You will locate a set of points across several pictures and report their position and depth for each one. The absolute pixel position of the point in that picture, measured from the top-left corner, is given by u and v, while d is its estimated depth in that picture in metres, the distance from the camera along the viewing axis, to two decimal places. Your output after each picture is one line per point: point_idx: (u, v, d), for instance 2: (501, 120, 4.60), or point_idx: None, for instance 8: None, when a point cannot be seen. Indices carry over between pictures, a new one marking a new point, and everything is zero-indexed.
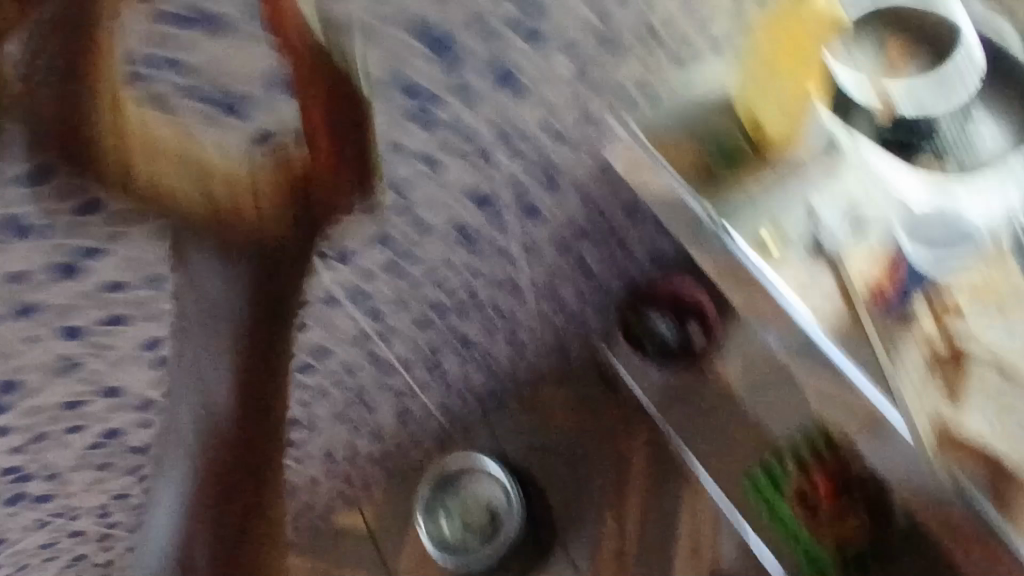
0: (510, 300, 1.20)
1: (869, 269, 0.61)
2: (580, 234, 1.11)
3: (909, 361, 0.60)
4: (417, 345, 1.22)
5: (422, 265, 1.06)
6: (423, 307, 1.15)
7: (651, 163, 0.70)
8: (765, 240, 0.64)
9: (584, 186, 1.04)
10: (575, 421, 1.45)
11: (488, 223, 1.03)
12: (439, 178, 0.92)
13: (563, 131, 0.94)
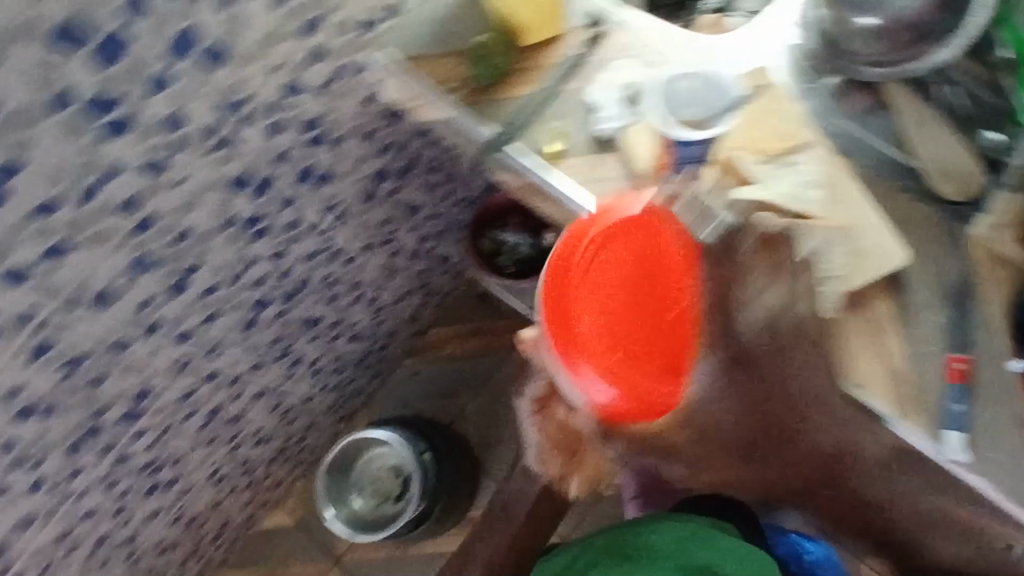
0: (345, 266, 1.09)
1: (648, 142, 0.76)
2: (384, 177, 1.03)
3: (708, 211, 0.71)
4: (269, 351, 1.07)
5: (220, 273, 0.88)
6: (248, 318, 0.98)
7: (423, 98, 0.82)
8: (551, 149, 0.79)
9: (363, 126, 0.92)
10: (464, 351, 1.46)
11: (280, 209, 0.90)
12: (199, 185, 0.78)
13: (304, 75, 0.79)
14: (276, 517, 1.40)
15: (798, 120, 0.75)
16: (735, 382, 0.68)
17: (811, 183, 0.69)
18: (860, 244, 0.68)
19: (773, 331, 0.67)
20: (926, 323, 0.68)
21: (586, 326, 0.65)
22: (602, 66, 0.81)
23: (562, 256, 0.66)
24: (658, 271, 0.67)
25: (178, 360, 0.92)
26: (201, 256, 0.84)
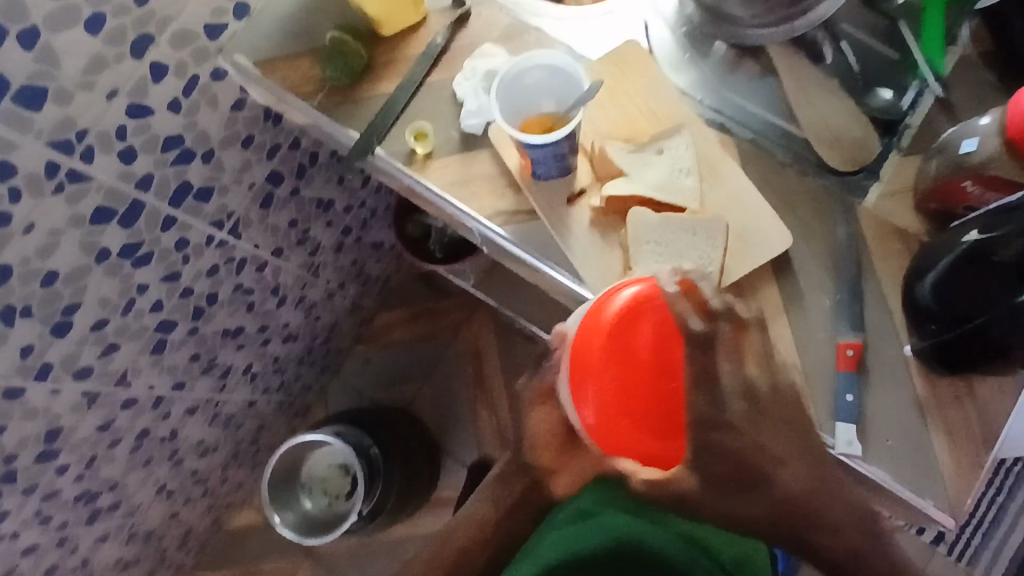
0: (257, 273, 1.05)
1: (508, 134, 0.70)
2: (279, 178, 0.98)
3: (576, 211, 0.67)
4: (191, 367, 1.04)
5: (106, 306, 0.85)
6: (155, 341, 0.95)
7: (287, 102, 0.77)
8: (417, 145, 0.72)
9: (236, 132, 0.87)
10: (412, 334, 1.43)
11: (161, 233, 0.86)
12: (56, 227, 0.73)
13: (150, 97, 0.74)
14: (243, 516, 1.41)
15: (677, 96, 0.68)
16: (714, 451, 0.57)
17: (684, 171, 0.64)
18: (738, 231, 0.63)
19: (750, 393, 0.58)
20: (815, 307, 0.64)
21: (620, 425, 0.56)
22: (473, 54, 0.74)
23: (591, 337, 0.56)
24: (651, 342, 0.56)
25: (85, 396, 0.90)
26: (81, 295, 0.81)
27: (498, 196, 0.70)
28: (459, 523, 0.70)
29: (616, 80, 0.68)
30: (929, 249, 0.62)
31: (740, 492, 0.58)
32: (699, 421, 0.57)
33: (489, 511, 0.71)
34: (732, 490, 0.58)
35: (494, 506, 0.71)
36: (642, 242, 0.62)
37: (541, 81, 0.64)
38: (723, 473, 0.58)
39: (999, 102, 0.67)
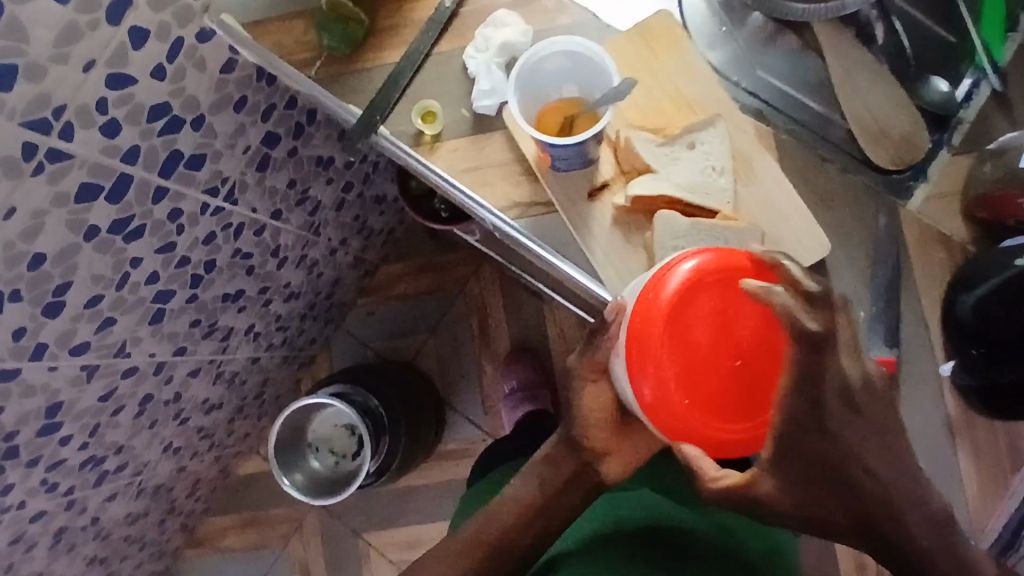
0: (256, 236, 1.00)
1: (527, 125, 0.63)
2: (275, 140, 0.92)
3: (597, 207, 0.62)
4: (191, 332, 1.02)
5: (99, 282, 0.81)
6: (152, 312, 0.92)
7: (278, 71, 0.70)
8: (426, 126, 0.67)
9: (228, 95, 0.80)
10: (416, 288, 1.39)
11: (153, 205, 0.81)
12: (39, 209, 0.68)
13: (132, 65, 0.67)
14: (251, 464, 1.43)
15: (715, 80, 0.61)
16: (802, 454, 0.53)
17: (717, 170, 0.59)
18: (773, 239, 0.58)
19: (845, 389, 0.52)
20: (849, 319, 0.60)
21: (682, 410, 0.53)
22: (485, 21, 0.67)
23: (654, 317, 0.52)
24: (716, 318, 0.53)
25: (85, 369, 0.87)
26: (71, 274, 0.77)
27: (513, 185, 0.65)
28: (497, 509, 0.68)
29: (647, 57, 0.62)
30: (978, 260, 0.59)
31: (827, 499, 0.54)
32: (795, 425, 0.52)
33: (532, 494, 0.67)
34: (811, 489, 0.54)
35: (539, 488, 0.67)
36: (666, 247, 0.58)
37: (560, 68, 0.59)
38: (808, 476, 0.54)
39: None
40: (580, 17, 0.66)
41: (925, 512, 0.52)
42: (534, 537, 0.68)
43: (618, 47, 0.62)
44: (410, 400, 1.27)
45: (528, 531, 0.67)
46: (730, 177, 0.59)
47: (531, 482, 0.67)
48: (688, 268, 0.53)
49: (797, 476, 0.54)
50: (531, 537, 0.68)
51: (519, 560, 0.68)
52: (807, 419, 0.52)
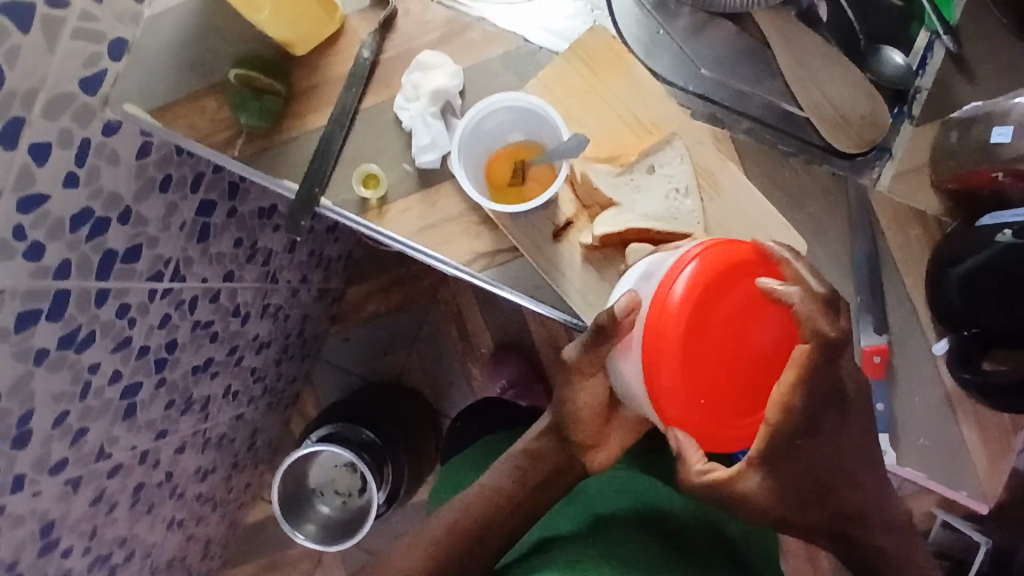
0: (211, 303, 0.95)
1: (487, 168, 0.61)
2: (212, 205, 0.86)
3: (565, 248, 0.60)
4: (169, 412, 0.97)
5: (62, 400, 0.74)
6: (124, 407, 0.86)
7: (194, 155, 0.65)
8: (369, 185, 0.63)
9: (151, 177, 0.74)
10: (388, 305, 1.34)
11: (98, 309, 0.74)
12: None
13: (39, 178, 0.61)
14: (257, 510, 1.39)
15: (663, 93, 0.60)
16: (804, 462, 0.53)
17: (682, 191, 0.58)
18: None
19: (840, 397, 0.51)
20: None
21: (692, 404, 0.50)
22: (410, 66, 0.63)
23: (672, 312, 0.49)
24: (738, 317, 0.50)
25: (68, 482, 0.81)
26: (30, 400, 0.70)
27: (473, 236, 0.62)
28: (471, 501, 0.65)
29: (589, 81, 0.61)
30: (960, 235, 0.59)
31: (805, 503, 0.55)
32: (795, 427, 0.51)
33: (510, 485, 0.64)
34: (809, 506, 0.55)
35: (520, 479, 0.64)
36: None
37: (504, 120, 0.60)
38: (793, 479, 0.53)
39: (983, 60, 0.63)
40: (510, 44, 0.64)
41: (893, 506, 0.57)
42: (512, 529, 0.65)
43: (559, 73, 0.61)
44: (407, 418, 1.25)
45: (504, 524, 0.65)
46: (696, 196, 0.58)
47: (511, 474, 0.64)
48: (704, 260, 0.49)
49: (785, 472, 0.53)
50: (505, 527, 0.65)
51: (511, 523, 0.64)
52: (797, 425, 0.51)
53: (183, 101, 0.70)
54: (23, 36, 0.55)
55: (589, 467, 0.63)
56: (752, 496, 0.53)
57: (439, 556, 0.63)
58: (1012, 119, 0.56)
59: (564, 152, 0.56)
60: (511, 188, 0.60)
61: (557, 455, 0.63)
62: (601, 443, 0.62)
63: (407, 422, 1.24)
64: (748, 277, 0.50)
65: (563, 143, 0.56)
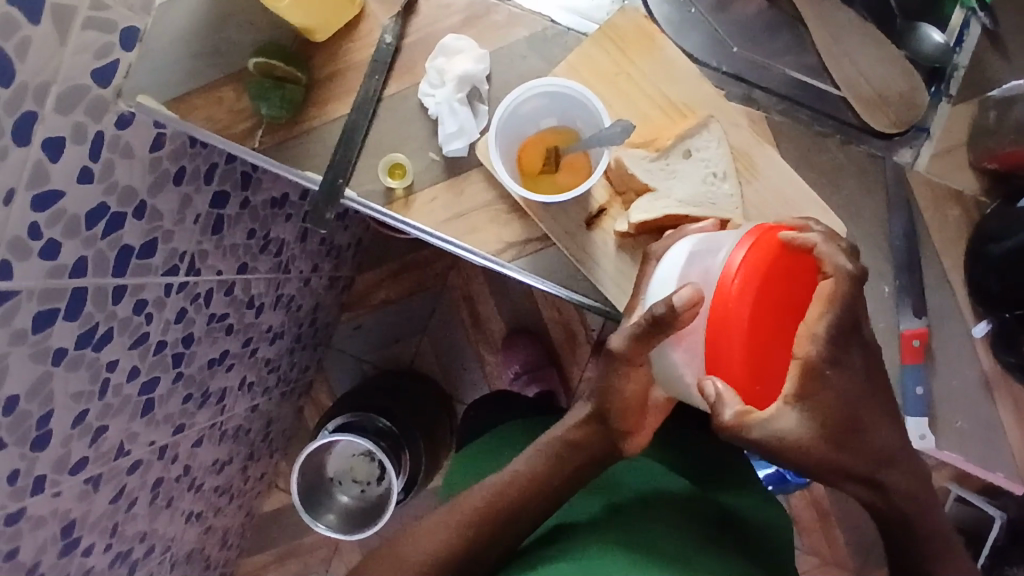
0: (226, 295, 0.93)
1: (519, 150, 0.61)
2: (224, 196, 0.84)
3: (597, 236, 0.60)
4: (186, 407, 0.95)
5: (80, 399, 0.72)
6: (142, 404, 0.83)
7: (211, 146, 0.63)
8: (396, 170, 0.62)
9: (166, 169, 0.72)
10: (399, 292, 1.32)
11: (115, 306, 0.71)
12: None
13: (55, 173, 0.58)
14: (273, 499, 1.39)
15: (696, 75, 0.60)
16: (835, 396, 0.48)
17: (719, 175, 0.58)
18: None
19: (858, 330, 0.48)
20: (874, 296, 0.62)
21: (752, 385, 0.48)
22: (435, 50, 0.62)
23: (735, 297, 0.46)
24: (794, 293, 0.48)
25: (89, 480, 0.79)
26: (49, 401, 0.67)
27: (502, 225, 0.61)
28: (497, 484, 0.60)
29: (620, 63, 0.60)
30: (1004, 211, 0.62)
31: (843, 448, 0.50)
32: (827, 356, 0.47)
33: (537, 466, 0.60)
34: (839, 444, 0.50)
35: (552, 465, 0.60)
36: None
37: (538, 106, 0.60)
38: (832, 417, 0.49)
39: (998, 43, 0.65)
40: (536, 25, 0.63)
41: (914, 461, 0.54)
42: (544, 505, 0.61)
43: (588, 56, 0.60)
44: (437, 406, 1.26)
45: (531, 506, 0.60)
46: (733, 180, 0.59)
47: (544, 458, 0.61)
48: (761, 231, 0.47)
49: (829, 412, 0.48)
50: (530, 511, 0.60)
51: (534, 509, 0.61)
52: (832, 361, 0.47)
53: (200, 91, 0.69)
54: (33, 28, 0.53)
55: (627, 452, 0.61)
56: (788, 435, 0.48)
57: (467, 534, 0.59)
58: None
59: (607, 139, 0.56)
60: (542, 175, 0.61)
61: (598, 441, 0.60)
62: (639, 430, 0.60)
63: (434, 407, 1.26)
64: (799, 253, 0.48)
65: (604, 129, 0.56)
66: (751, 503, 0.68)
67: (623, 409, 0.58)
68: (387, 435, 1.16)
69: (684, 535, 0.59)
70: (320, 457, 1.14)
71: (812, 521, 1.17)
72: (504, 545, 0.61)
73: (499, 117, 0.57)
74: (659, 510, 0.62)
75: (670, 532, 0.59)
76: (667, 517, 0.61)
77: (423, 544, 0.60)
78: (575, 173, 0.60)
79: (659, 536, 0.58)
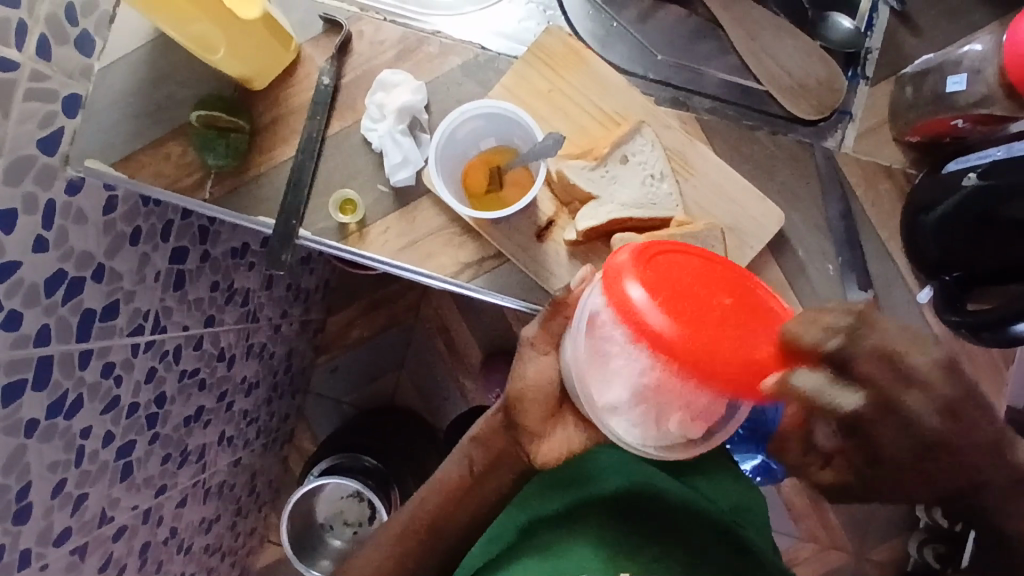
0: (195, 352, 0.92)
1: (461, 170, 0.63)
2: (183, 250, 0.85)
3: (549, 247, 0.62)
4: (165, 469, 0.93)
5: (56, 471, 0.71)
6: (120, 468, 0.82)
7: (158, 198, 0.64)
8: (346, 202, 0.64)
9: (121, 228, 0.72)
10: (372, 328, 1.32)
11: (83, 371, 0.71)
12: None
13: (10, 243, 0.58)
14: (268, 552, 1.36)
15: (625, 84, 0.63)
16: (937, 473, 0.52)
17: (657, 176, 0.62)
18: (730, 228, 0.62)
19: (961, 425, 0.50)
20: (821, 275, 0.65)
21: (726, 361, 0.42)
22: (373, 85, 0.64)
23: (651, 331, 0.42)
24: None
25: (74, 552, 0.77)
26: (24, 476, 0.66)
27: (457, 247, 0.63)
28: (429, 487, 0.64)
29: (552, 81, 0.63)
30: (933, 180, 0.64)
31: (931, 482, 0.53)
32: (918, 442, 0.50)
33: (464, 472, 0.62)
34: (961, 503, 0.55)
35: (469, 468, 0.62)
36: None
37: (476, 129, 0.62)
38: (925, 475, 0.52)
39: (903, 35, 0.70)
40: (469, 53, 0.65)
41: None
42: (489, 500, 0.63)
43: (521, 76, 0.63)
44: (422, 437, 1.25)
45: (465, 510, 0.63)
46: (671, 179, 0.62)
47: (462, 462, 0.62)
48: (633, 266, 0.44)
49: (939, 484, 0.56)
50: (467, 515, 0.63)
51: (471, 516, 0.63)
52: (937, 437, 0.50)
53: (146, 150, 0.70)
54: None
55: (536, 462, 0.57)
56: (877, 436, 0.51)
57: (409, 544, 0.64)
58: (964, 66, 0.61)
59: (542, 151, 0.57)
60: (488, 195, 0.63)
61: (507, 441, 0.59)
62: (549, 433, 0.57)
63: (418, 437, 1.24)
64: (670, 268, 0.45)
65: (538, 143, 0.58)
66: (720, 486, 0.66)
67: (524, 412, 0.56)
68: (376, 474, 1.14)
69: (636, 537, 0.57)
70: (302, 509, 1.11)
71: (807, 507, 1.18)
72: (450, 543, 0.64)
73: (440, 140, 0.59)
74: (621, 508, 0.60)
75: (639, 542, 0.57)
76: (625, 514, 0.59)
77: (377, 555, 0.65)
78: (520, 189, 0.62)
79: (626, 551, 0.56)
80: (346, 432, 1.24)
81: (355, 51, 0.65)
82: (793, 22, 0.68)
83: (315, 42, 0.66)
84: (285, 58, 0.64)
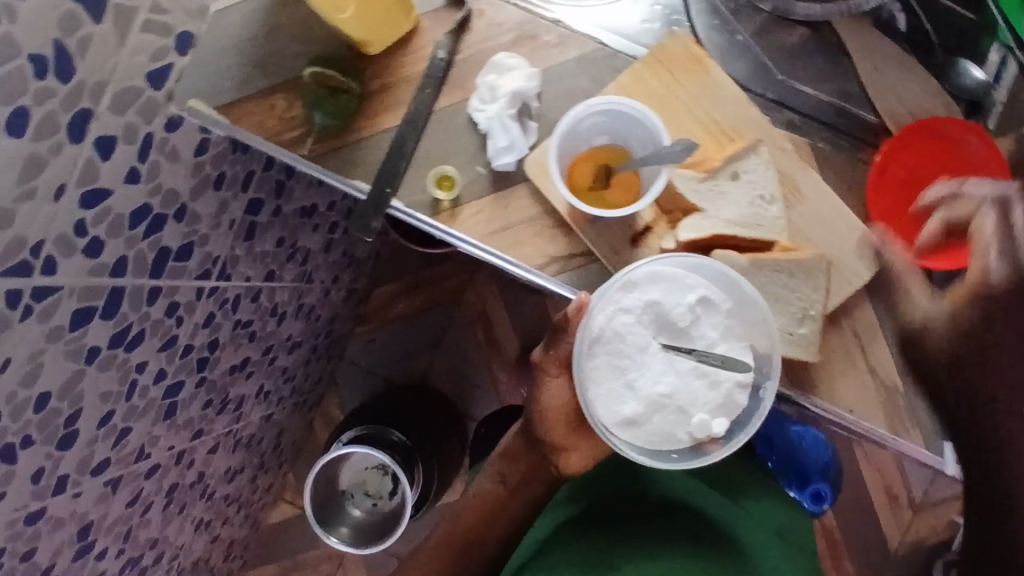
0: (251, 303, 0.92)
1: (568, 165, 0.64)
2: (259, 202, 0.85)
3: (642, 253, 0.62)
4: (204, 414, 0.94)
5: (107, 400, 0.71)
6: (165, 407, 0.83)
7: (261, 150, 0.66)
8: (445, 176, 0.63)
9: (210, 170, 0.72)
10: (417, 305, 1.33)
11: (149, 307, 0.71)
12: (36, 351, 0.58)
13: (106, 170, 0.59)
14: (280, 511, 1.37)
15: (744, 101, 0.63)
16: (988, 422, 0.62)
17: (766, 199, 0.62)
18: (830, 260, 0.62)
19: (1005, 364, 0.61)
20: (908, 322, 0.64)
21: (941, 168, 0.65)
22: (487, 66, 0.64)
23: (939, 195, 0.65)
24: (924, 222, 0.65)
25: (108, 482, 0.78)
26: (78, 400, 0.66)
27: (547, 239, 0.62)
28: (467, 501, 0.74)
29: (668, 85, 0.63)
30: None
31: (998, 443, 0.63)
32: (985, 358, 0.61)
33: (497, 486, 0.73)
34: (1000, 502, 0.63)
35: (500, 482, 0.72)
36: (722, 282, 0.60)
37: (594, 123, 0.63)
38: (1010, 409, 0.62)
39: None
40: (586, 47, 0.65)
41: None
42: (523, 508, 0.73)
43: (638, 78, 0.63)
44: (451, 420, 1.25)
45: (504, 515, 0.74)
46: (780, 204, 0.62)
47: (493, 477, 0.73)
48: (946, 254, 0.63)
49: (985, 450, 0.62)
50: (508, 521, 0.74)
51: (512, 522, 0.74)
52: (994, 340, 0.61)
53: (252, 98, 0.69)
54: (95, 26, 0.54)
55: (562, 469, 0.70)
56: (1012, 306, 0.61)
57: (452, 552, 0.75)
58: None
59: (666, 157, 0.58)
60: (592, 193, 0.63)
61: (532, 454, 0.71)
62: (570, 448, 0.69)
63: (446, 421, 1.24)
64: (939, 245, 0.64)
65: (659, 150, 0.58)
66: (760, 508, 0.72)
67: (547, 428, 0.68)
68: (405, 449, 1.15)
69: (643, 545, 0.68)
70: (326, 475, 1.12)
71: (825, 551, 1.16)
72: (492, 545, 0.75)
73: (559, 131, 0.60)
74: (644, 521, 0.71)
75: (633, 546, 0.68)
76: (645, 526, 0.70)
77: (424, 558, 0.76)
78: (627, 192, 0.63)
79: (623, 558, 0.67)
80: (377, 403, 1.25)
81: (473, 29, 0.65)
82: (919, 58, 0.66)
83: (434, 15, 0.66)
84: (403, 28, 0.64)
